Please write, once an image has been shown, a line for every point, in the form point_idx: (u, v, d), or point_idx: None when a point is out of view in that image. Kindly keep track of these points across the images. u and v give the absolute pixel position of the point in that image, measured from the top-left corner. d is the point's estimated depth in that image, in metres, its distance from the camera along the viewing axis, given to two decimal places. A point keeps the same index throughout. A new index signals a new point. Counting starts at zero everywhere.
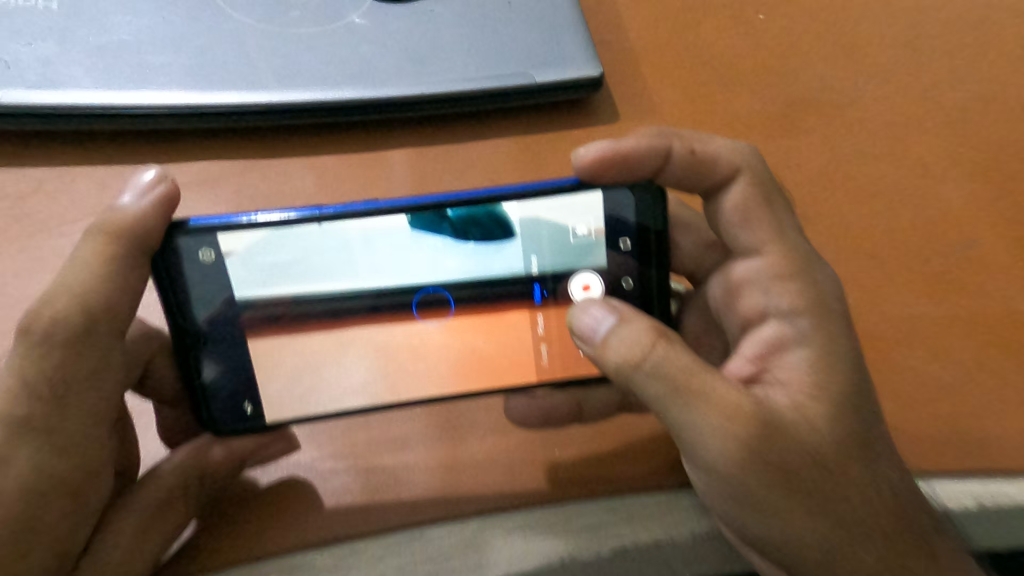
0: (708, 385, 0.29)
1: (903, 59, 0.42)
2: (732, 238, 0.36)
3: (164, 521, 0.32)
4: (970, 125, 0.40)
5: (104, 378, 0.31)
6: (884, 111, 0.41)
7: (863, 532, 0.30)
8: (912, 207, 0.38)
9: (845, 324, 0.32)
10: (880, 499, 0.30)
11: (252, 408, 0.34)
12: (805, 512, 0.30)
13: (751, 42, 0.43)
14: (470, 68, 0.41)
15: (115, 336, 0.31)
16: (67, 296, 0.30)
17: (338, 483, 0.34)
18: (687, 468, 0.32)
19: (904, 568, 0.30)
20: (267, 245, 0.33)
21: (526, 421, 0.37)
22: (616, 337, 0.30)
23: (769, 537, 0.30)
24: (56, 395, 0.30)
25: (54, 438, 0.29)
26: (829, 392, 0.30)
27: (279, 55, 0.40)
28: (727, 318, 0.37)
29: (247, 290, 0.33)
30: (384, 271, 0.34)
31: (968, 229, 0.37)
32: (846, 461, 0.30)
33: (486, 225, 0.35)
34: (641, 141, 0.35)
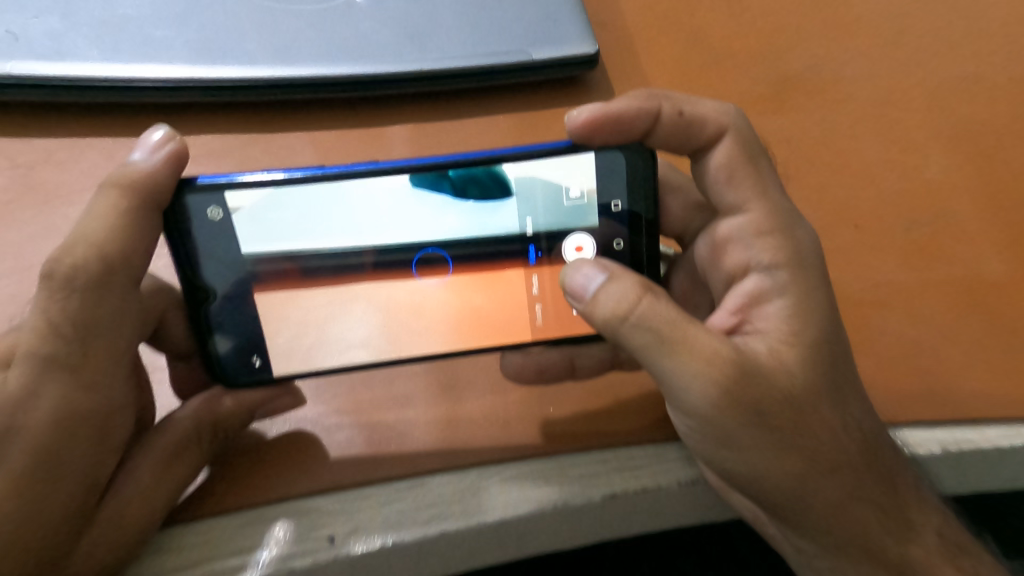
0: (693, 337, 0.30)
1: (857, 54, 0.48)
2: (718, 196, 0.37)
3: (182, 465, 0.33)
4: (920, 111, 0.46)
5: (125, 321, 0.31)
6: (850, 100, 0.47)
7: (832, 466, 0.32)
8: (878, 184, 0.44)
9: (819, 277, 0.34)
10: (846, 432, 0.32)
11: (261, 362, 0.37)
12: (778, 448, 0.32)
13: (722, 32, 0.49)
14: (463, 45, 0.44)
15: (131, 282, 0.31)
16: (85, 244, 0.30)
17: (343, 436, 0.36)
18: (672, 415, 0.33)
19: (862, 491, 0.33)
20: (274, 203, 0.34)
21: (520, 376, 0.39)
22: (605, 292, 0.31)
23: (743, 472, 0.32)
24: (79, 333, 0.29)
25: (81, 376, 0.29)
26: (804, 339, 0.32)
27: (287, 34, 0.43)
28: (713, 273, 0.39)
29: (253, 248, 0.35)
30: (382, 230, 0.36)
31: (940, 205, 0.43)
32: (815, 400, 0.32)
33: (483, 185, 0.36)
34: (632, 103, 0.36)
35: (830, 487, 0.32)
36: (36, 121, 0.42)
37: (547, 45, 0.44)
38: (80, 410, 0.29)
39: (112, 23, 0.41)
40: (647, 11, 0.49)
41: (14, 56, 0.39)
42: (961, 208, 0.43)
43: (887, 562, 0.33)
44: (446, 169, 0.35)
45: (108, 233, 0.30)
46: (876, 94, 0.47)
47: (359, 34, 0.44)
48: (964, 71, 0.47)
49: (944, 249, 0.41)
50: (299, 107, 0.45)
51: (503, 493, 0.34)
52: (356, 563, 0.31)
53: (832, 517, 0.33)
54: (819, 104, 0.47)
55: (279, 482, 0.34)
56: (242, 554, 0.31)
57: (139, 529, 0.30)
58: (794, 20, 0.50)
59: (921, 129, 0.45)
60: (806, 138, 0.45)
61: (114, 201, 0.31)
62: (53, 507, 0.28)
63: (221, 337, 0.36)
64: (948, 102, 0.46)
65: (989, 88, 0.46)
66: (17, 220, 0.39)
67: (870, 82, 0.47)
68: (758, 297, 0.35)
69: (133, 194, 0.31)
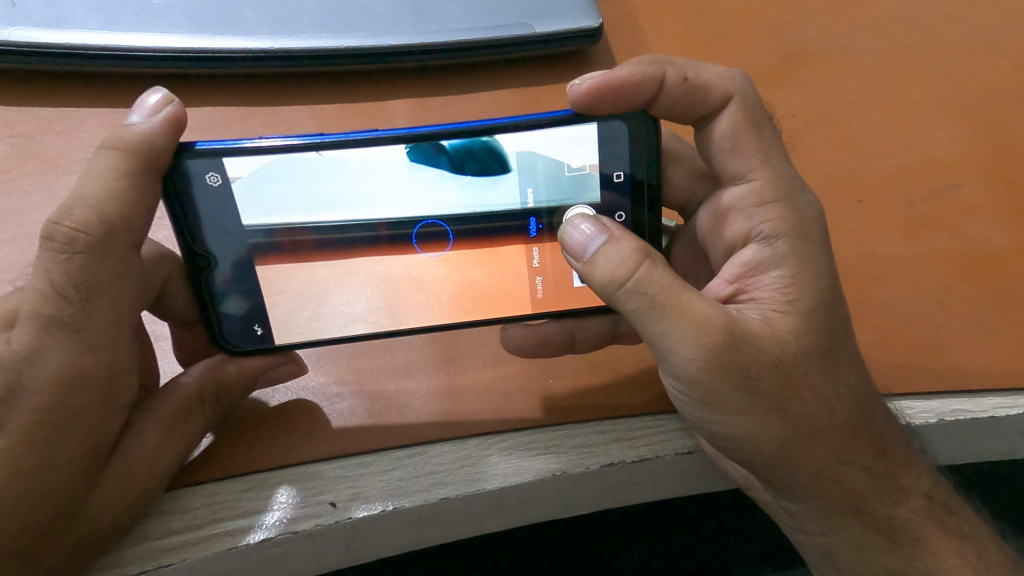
0: (688, 304, 0.30)
1: (864, 25, 0.48)
2: (721, 164, 0.37)
3: (186, 430, 0.33)
4: (927, 83, 0.45)
5: (126, 284, 0.31)
6: (855, 72, 0.46)
7: (825, 432, 0.32)
8: (882, 157, 0.43)
9: (820, 246, 0.34)
10: (839, 397, 0.33)
11: (262, 330, 0.37)
12: (772, 416, 0.32)
13: (729, 3, 0.48)
14: (465, 17, 0.43)
15: (131, 245, 0.31)
16: (84, 205, 0.29)
17: (343, 406, 0.37)
18: (665, 378, 0.33)
19: (856, 456, 0.33)
20: (271, 172, 0.34)
21: (520, 350, 0.39)
22: (604, 254, 0.31)
23: (738, 440, 0.33)
24: (81, 295, 0.29)
25: (84, 338, 0.29)
26: (799, 308, 0.33)
27: (288, 4, 0.42)
28: (714, 242, 0.39)
29: (253, 218, 0.35)
30: (383, 201, 0.35)
31: (942, 178, 0.43)
32: (809, 367, 0.32)
33: (483, 158, 0.35)
34: (636, 69, 0.35)
35: (823, 451, 0.33)
36: (35, 89, 0.42)
37: (550, 18, 0.44)
38: (84, 371, 0.29)
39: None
40: None
41: (13, 24, 0.39)
42: (966, 180, 0.42)
43: (877, 525, 0.34)
44: (442, 137, 0.34)
45: (107, 193, 0.30)
46: (883, 67, 0.46)
47: (360, 5, 0.43)
48: (974, 44, 0.46)
49: (946, 222, 0.41)
50: (300, 79, 0.45)
51: (502, 460, 0.34)
52: (356, 528, 0.32)
53: (825, 481, 0.33)
54: (825, 77, 0.46)
55: (281, 449, 0.35)
56: (246, 518, 0.31)
57: (144, 489, 0.31)
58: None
59: (928, 102, 0.45)
60: (812, 112, 0.45)
61: (112, 164, 0.30)
62: (58, 466, 0.29)
63: (226, 306, 0.36)
64: (957, 76, 0.45)
65: (998, 62, 0.46)
66: (19, 187, 0.40)
67: (877, 55, 0.46)
68: (755, 266, 0.35)
69: (132, 155, 0.30)
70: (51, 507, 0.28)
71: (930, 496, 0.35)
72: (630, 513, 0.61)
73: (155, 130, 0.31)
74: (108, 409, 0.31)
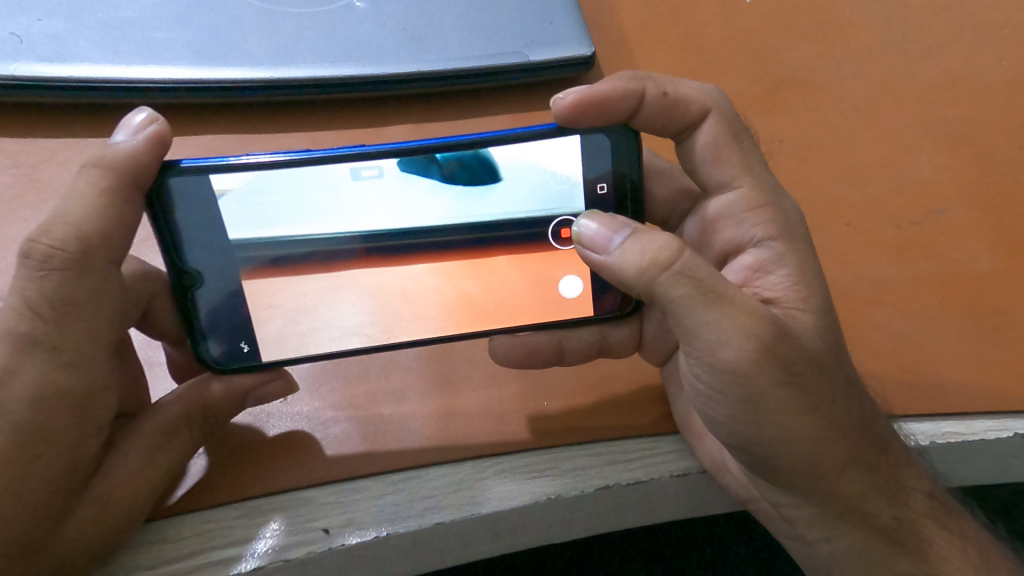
0: (733, 293, 0.31)
1: (848, 50, 0.49)
2: (704, 176, 0.38)
3: (172, 450, 0.33)
4: (908, 106, 0.46)
5: (105, 301, 0.31)
6: (840, 95, 0.47)
7: (849, 432, 0.32)
8: (868, 179, 0.44)
9: (810, 244, 0.35)
10: (855, 397, 0.33)
11: (249, 347, 0.36)
12: (810, 412, 0.31)
13: (717, 32, 0.49)
14: (460, 47, 0.44)
15: (112, 262, 0.31)
16: (62, 223, 0.29)
17: (338, 430, 0.36)
18: (697, 378, 0.33)
19: (864, 459, 0.33)
20: (260, 186, 0.34)
21: (509, 360, 0.37)
22: (641, 242, 0.31)
23: (771, 440, 0.32)
24: (57, 312, 0.29)
25: (60, 356, 0.29)
26: (813, 304, 0.33)
27: (288, 35, 0.43)
28: (704, 253, 0.39)
29: (240, 232, 0.34)
30: (367, 212, 0.36)
31: (927, 201, 0.43)
32: (833, 362, 0.33)
33: (473, 168, 0.36)
34: (617, 84, 0.35)
35: (837, 453, 0.32)
36: (39, 121, 0.43)
37: (545, 47, 0.45)
38: (59, 389, 0.29)
39: (116, 24, 0.42)
40: (638, 9, 0.50)
41: (18, 58, 0.40)
42: (954, 206, 0.43)
43: (884, 528, 0.33)
44: (434, 152, 0.35)
45: (86, 211, 0.30)
46: (864, 90, 0.47)
47: (359, 36, 0.44)
48: (954, 71, 0.47)
49: (933, 243, 0.41)
50: (302, 108, 0.46)
51: (499, 488, 0.34)
52: (352, 553, 0.31)
53: (827, 485, 0.33)
54: (810, 96, 0.47)
55: (269, 474, 0.34)
56: (238, 546, 0.31)
57: (124, 511, 0.31)
58: (784, 19, 0.50)
59: (910, 127, 0.46)
60: (798, 134, 0.46)
61: (92, 181, 0.30)
62: (31, 485, 0.28)
63: (208, 322, 0.35)
64: (938, 103, 0.46)
65: (978, 89, 0.46)
66: (20, 217, 0.40)
67: (858, 78, 0.47)
68: (758, 269, 0.36)
69: (112, 173, 0.30)
70: (26, 526, 0.28)
71: (933, 496, 0.34)
72: (631, 537, 0.61)
73: (141, 152, 0.31)
74: (85, 428, 0.31)
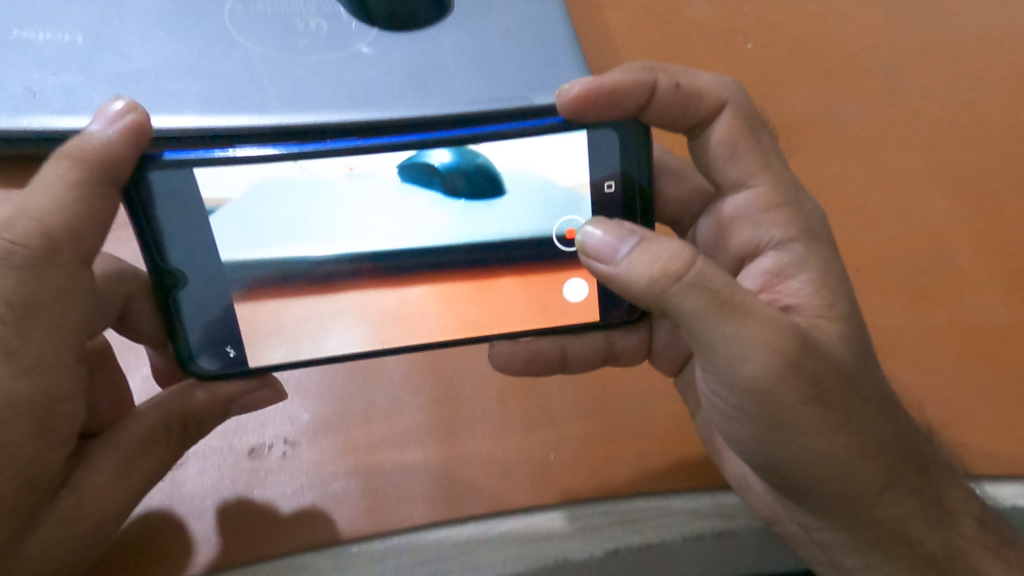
0: (752, 304, 0.28)
1: (878, 77, 0.45)
2: (718, 173, 0.36)
3: (147, 460, 0.32)
4: (940, 146, 0.43)
5: (72, 303, 0.29)
6: (866, 137, 0.44)
7: (880, 450, 0.30)
8: (891, 221, 0.42)
9: (833, 246, 0.33)
10: (885, 412, 0.31)
11: (236, 352, 0.34)
12: (836, 430, 0.29)
13: (740, 69, 0.45)
14: (476, 93, 0.37)
15: (81, 260, 0.29)
16: (26, 217, 0.28)
17: (338, 487, 0.34)
18: (716, 391, 0.31)
19: (900, 479, 0.31)
20: (255, 200, 0.32)
21: (508, 364, 0.37)
22: (650, 251, 0.29)
23: (796, 458, 0.30)
24: (16, 314, 0.27)
25: (18, 361, 0.27)
26: (838, 312, 0.31)
27: (294, 83, 0.36)
28: (718, 257, 0.37)
29: (232, 252, 0.33)
30: (368, 233, 0.34)
31: (949, 245, 0.41)
32: (861, 375, 0.31)
33: (476, 180, 0.33)
34: (627, 75, 0.33)
35: (871, 473, 0.30)
36: None
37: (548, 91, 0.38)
38: (18, 398, 0.27)
39: (123, 82, 0.34)
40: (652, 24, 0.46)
41: None
42: (962, 250, 0.41)
43: (929, 557, 0.31)
44: (428, 147, 0.32)
45: (54, 204, 0.28)
46: (893, 124, 0.44)
47: (365, 81, 0.36)
48: (981, 86, 0.45)
49: (952, 268, 0.40)
50: None
51: (505, 558, 0.33)
52: None
53: (860, 506, 0.31)
54: (833, 109, 0.45)
55: (265, 539, 0.33)
56: None
57: (89, 532, 0.30)
58: (812, 31, 0.47)
59: (933, 172, 0.43)
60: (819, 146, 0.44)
61: (62, 172, 0.28)
62: None
63: (192, 325, 0.33)
64: (970, 143, 0.43)
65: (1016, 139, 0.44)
66: None
67: (884, 112, 0.45)
68: (778, 273, 0.34)
69: (83, 165, 0.28)
70: None
71: (983, 521, 0.32)
72: None
73: (111, 139, 0.28)
74: (47, 438, 0.29)
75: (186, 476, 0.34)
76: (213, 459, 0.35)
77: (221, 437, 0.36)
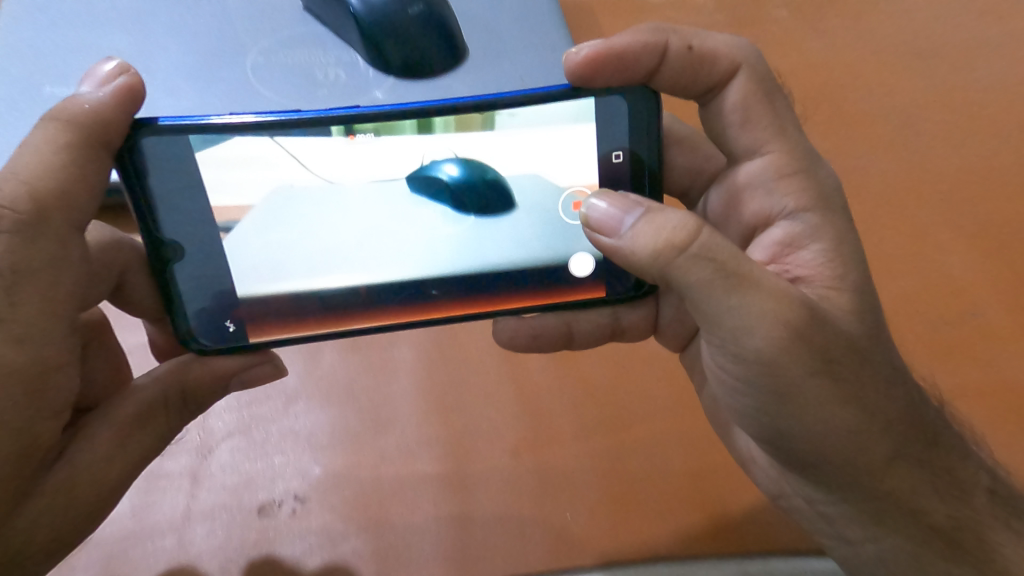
0: (760, 275, 0.28)
1: (887, 114, 0.45)
2: (731, 140, 0.35)
3: (146, 434, 0.31)
4: (962, 197, 0.42)
5: (64, 270, 0.28)
6: (883, 186, 0.43)
7: (888, 424, 0.29)
8: (912, 277, 0.40)
9: (847, 217, 0.33)
10: (895, 386, 0.30)
11: (234, 327, 0.33)
12: (844, 403, 0.29)
13: None
14: None
15: (73, 227, 0.28)
16: (14, 179, 0.27)
17: (349, 547, 0.33)
18: (719, 362, 0.31)
19: (911, 453, 0.30)
20: (265, 222, 0.32)
21: (514, 342, 0.37)
22: (653, 223, 0.28)
23: (802, 432, 0.30)
24: (5, 280, 0.26)
25: (7, 330, 0.26)
26: (848, 283, 0.31)
27: None
28: (727, 228, 0.36)
29: (248, 286, 0.32)
30: (382, 262, 0.33)
31: (973, 302, 0.39)
32: (871, 348, 0.30)
33: (484, 195, 0.33)
34: (636, 38, 0.32)
35: (881, 447, 0.29)
36: None
37: None
38: (10, 366, 0.26)
39: None
40: None
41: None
42: (990, 306, 0.39)
43: (937, 528, 0.30)
44: (433, 116, 0.31)
45: (42, 167, 0.27)
46: (910, 170, 0.43)
47: None
48: (975, 88, 0.46)
49: (966, 297, 0.39)
50: None
51: None
52: None
53: (868, 479, 0.30)
54: (840, 126, 0.45)
55: None
56: None
57: (87, 504, 0.29)
58: (822, 55, 0.48)
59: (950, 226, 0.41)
60: (814, 137, 0.44)
61: (50, 135, 0.28)
62: None
63: (189, 299, 0.32)
64: (993, 197, 0.42)
65: None
66: None
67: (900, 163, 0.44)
68: (790, 243, 0.33)
69: (71, 128, 0.28)
70: None
71: (994, 492, 0.31)
72: None
73: (102, 101, 0.28)
74: (40, 407, 0.27)
75: (193, 537, 0.33)
76: (221, 517, 0.33)
77: (230, 493, 0.34)
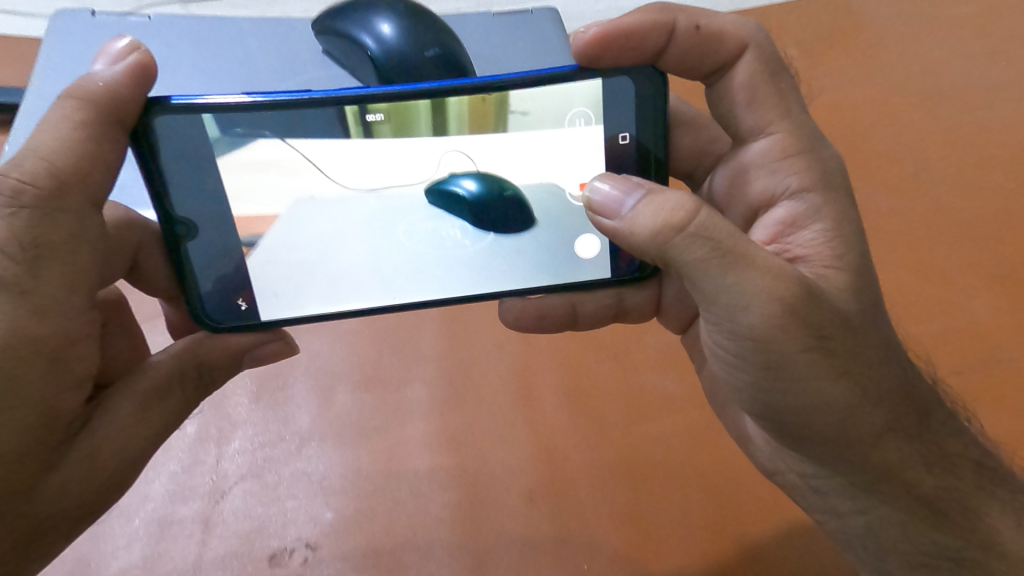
0: (756, 253, 0.28)
1: (892, 144, 0.47)
2: (736, 121, 0.35)
3: (165, 406, 0.32)
4: (978, 235, 0.42)
5: (83, 244, 0.28)
6: (898, 224, 0.43)
7: (881, 398, 0.30)
8: (936, 317, 0.39)
9: (848, 196, 0.33)
10: (888, 361, 0.31)
11: (247, 305, 0.34)
12: (836, 377, 0.29)
13: None
14: None
15: (90, 202, 0.29)
16: (33, 156, 0.27)
17: None
18: (715, 339, 0.31)
19: (903, 424, 0.31)
20: (283, 244, 0.33)
21: (519, 322, 0.38)
22: (651, 203, 0.28)
23: (796, 407, 0.30)
24: (28, 254, 0.27)
25: (29, 300, 0.26)
26: (847, 263, 0.31)
27: None
28: (731, 209, 0.37)
29: (272, 313, 0.34)
30: (400, 284, 0.35)
31: (999, 344, 0.38)
32: (865, 325, 0.30)
33: (501, 210, 0.35)
34: (644, 17, 0.33)
35: (874, 420, 0.30)
36: None
37: None
38: (32, 336, 0.26)
39: None
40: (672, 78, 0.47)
41: None
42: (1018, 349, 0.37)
43: (926, 500, 0.31)
44: (447, 95, 0.30)
45: (60, 144, 0.28)
46: (920, 208, 0.44)
47: None
48: (980, 125, 0.47)
49: (989, 337, 0.38)
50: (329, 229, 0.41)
51: None
52: None
53: (859, 453, 0.31)
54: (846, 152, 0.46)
55: None
56: None
57: (110, 472, 0.29)
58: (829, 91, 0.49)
59: (964, 263, 0.41)
60: None
61: (67, 113, 0.28)
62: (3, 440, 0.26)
63: (203, 276, 0.33)
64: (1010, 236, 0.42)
65: None
66: None
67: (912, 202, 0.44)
68: (792, 223, 0.33)
69: (88, 105, 0.28)
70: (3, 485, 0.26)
71: (980, 464, 0.32)
72: None
73: (115, 80, 0.28)
74: (61, 377, 0.28)
75: None
76: (232, 566, 0.33)
77: (241, 541, 0.34)
